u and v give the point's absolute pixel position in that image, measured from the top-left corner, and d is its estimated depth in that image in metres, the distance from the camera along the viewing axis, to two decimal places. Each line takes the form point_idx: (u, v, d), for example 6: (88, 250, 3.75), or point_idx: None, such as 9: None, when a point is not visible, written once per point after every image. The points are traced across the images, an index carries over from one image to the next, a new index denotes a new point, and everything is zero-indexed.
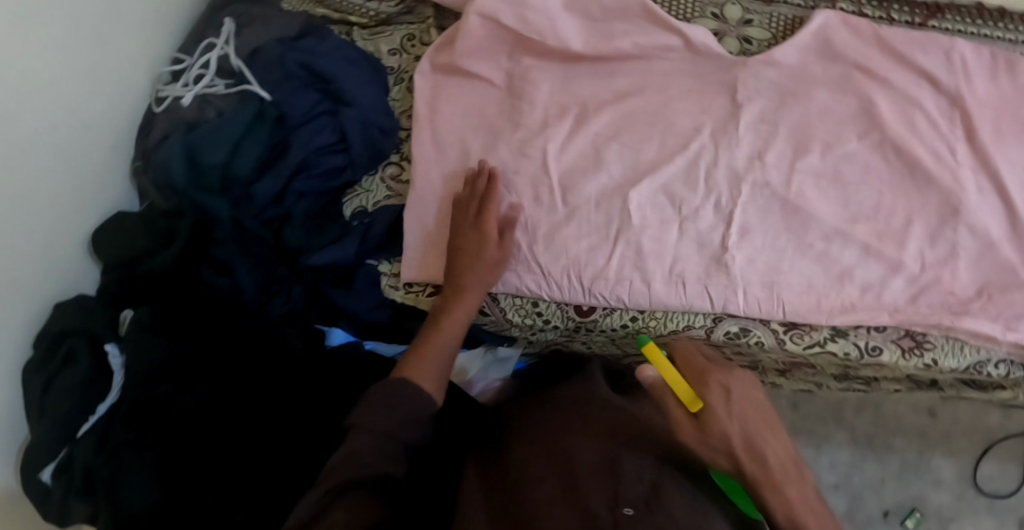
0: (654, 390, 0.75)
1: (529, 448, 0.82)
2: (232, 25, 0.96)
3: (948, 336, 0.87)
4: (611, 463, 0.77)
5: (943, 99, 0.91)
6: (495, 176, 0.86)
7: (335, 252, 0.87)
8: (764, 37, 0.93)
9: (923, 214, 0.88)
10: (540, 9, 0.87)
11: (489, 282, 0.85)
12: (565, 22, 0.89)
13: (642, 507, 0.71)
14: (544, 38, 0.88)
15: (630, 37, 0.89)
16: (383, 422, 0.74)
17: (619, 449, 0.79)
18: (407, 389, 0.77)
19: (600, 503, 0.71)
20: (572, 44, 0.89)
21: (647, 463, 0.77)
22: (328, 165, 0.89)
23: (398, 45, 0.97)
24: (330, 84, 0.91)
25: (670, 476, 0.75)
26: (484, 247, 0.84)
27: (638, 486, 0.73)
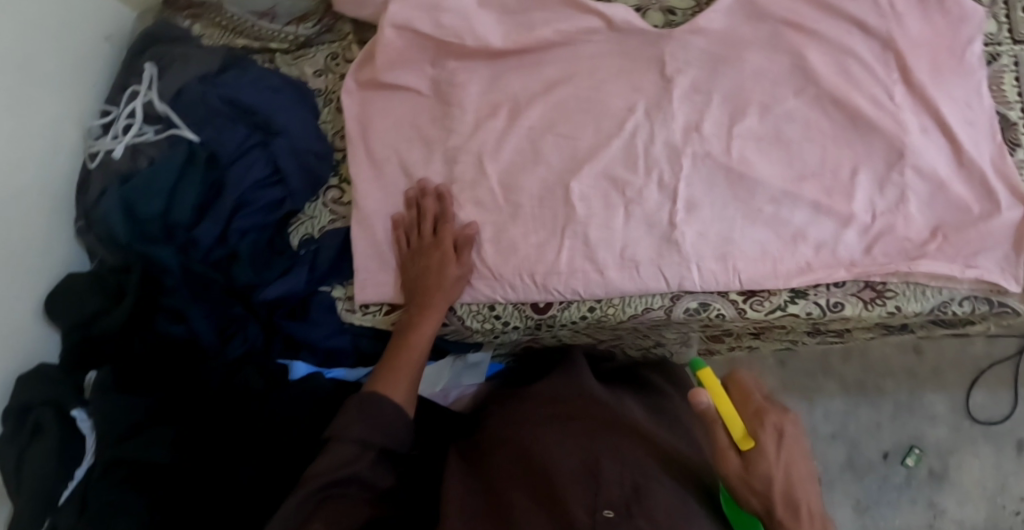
0: (706, 418, 0.74)
1: (507, 451, 0.82)
2: (154, 69, 0.95)
3: (907, 281, 0.86)
4: (594, 466, 0.77)
5: (875, 44, 0.90)
6: (444, 195, 0.87)
7: (285, 284, 0.86)
8: (687, 5, 0.91)
9: (869, 162, 0.87)
10: (455, 10, 0.86)
11: (452, 297, 0.85)
12: (483, 20, 0.87)
13: (621, 509, 0.72)
14: (463, 39, 0.87)
15: (551, 25, 0.88)
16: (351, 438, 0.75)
17: (601, 446, 0.80)
18: (378, 400, 0.77)
19: (578, 505, 0.72)
20: (492, 40, 0.87)
21: (629, 459, 0.79)
22: (266, 199, 0.88)
23: (323, 66, 0.96)
24: (257, 116, 0.89)
25: (650, 473, 0.77)
26: (440, 260, 0.84)
27: (620, 487, 0.75)
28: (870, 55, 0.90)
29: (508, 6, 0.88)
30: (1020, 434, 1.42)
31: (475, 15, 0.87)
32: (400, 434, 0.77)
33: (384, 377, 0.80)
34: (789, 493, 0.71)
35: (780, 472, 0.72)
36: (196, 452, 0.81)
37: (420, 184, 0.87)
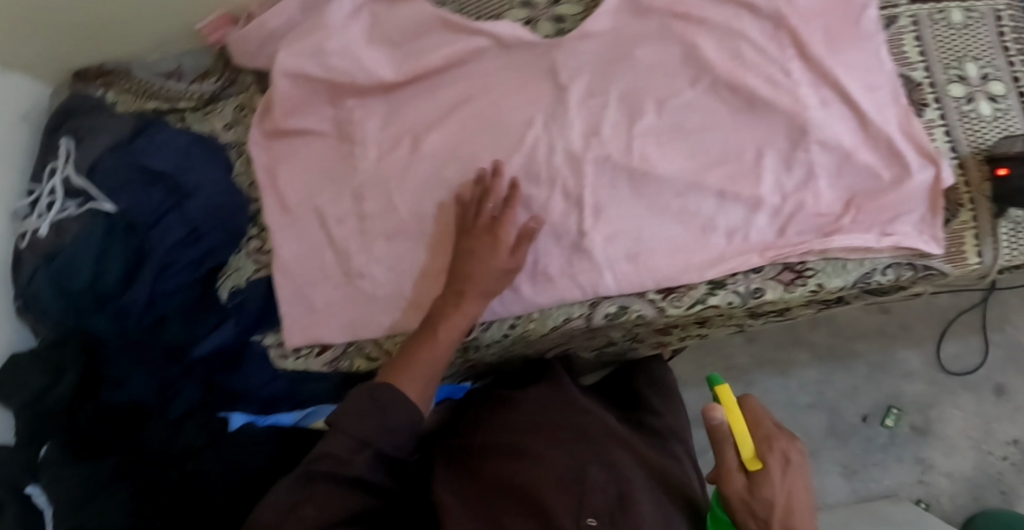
0: (715, 437, 0.72)
1: (494, 462, 0.82)
2: (70, 143, 0.96)
3: (826, 258, 0.85)
4: (582, 472, 0.78)
5: (766, 23, 0.90)
6: (515, 183, 0.84)
7: (217, 338, 0.90)
8: (576, 11, 0.91)
9: (773, 143, 0.87)
10: (338, 51, 0.87)
11: (491, 290, 0.84)
12: (370, 54, 0.88)
13: (607, 515, 0.74)
14: (353, 78, 0.88)
15: (438, 50, 0.88)
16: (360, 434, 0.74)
17: (593, 452, 0.81)
18: (394, 393, 0.78)
19: (565, 513, 0.73)
20: (380, 73, 0.88)
21: (617, 465, 0.80)
22: (187, 259, 0.90)
23: (231, 119, 0.97)
24: (168, 178, 0.90)
25: (637, 481, 0.79)
26: (490, 253, 0.82)
27: (605, 492, 0.76)
28: (759, 36, 0.89)
29: (393, 38, 0.89)
30: (997, 380, 1.43)
31: (360, 51, 0.88)
32: (402, 438, 0.77)
33: (399, 370, 0.80)
34: (788, 521, 0.68)
35: (783, 496, 0.69)
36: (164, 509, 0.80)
37: (494, 163, 0.85)
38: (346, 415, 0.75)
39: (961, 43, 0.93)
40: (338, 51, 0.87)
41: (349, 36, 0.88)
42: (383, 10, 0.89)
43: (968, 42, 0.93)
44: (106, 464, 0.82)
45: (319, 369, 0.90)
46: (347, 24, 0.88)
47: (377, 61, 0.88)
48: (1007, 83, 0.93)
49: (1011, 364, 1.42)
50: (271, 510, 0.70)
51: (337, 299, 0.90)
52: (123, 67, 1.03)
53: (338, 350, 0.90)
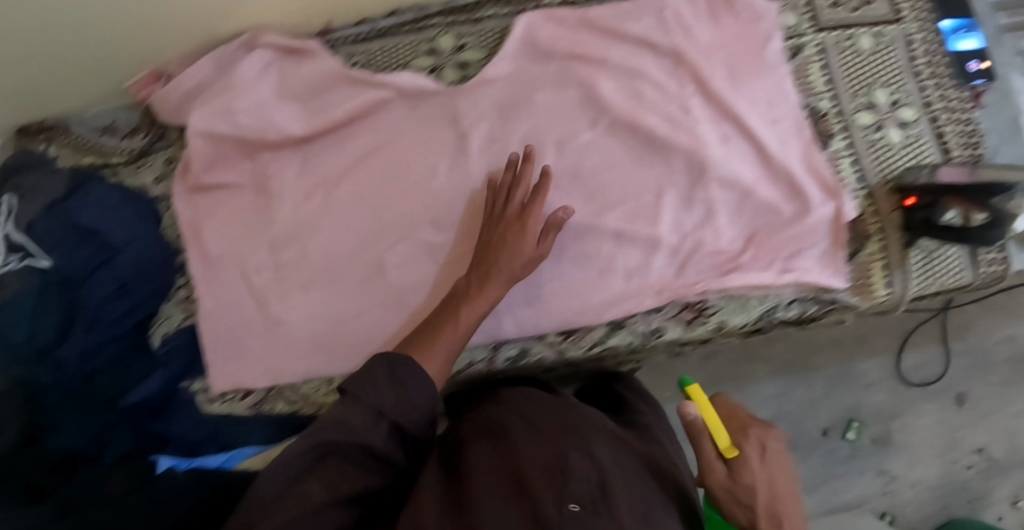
0: (690, 433, 0.68)
1: (472, 449, 0.74)
2: (12, 201, 0.94)
3: (726, 296, 0.86)
4: (562, 460, 0.70)
5: (665, 61, 0.90)
6: (547, 172, 0.82)
7: (150, 385, 0.94)
8: (479, 58, 0.93)
9: (672, 182, 0.87)
10: (247, 109, 0.91)
11: (517, 277, 0.81)
12: (279, 110, 0.91)
13: (591, 504, 0.65)
14: (264, 133, 0.91)
15: (345, 103, 0.91)
16: (377, 405, 0.70)
17: (573, 441, 0.72)
18: (409, 365, 0.73)
19: (545, 501, 0.65)
20: (290, 128, 0.91)
21: (599, 455, 0.71)
22: (119, 311, 0.94)
23: (162, 172, 1.01)
24: (99, 235, 0.94)
25: (620, 474, 0.70)
26: (515, 239, 0.80)
27: (587, 480, 0.68)
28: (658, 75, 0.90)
29: (301, 93, 0.92)
30: (958, 388, 1.42)
31: (270, 107, 0.91)
32: (416, 413, 0.72)
33: (421, 346, 0.76)
34: (773, 506, 0.65)
35: (763, 482, 0.66)
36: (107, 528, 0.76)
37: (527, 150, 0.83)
38: (362, 383, 0.71)
39: (869, 68, 0.93)
40: (248, 107, 0.91)
41: (259, 93, 0.91)
42: (291, 68, 0.92)
43: (877, 68, 0.93)
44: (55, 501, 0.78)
45: (243, 412, 0.95)
46: (257, 81, 0.91)
47: (287, 116, 0.91)
48: (917, 109, 0.92)
49: (972, 372, 1.42)
50: (268, 484, 0.66)
51: (256, 345, 0.93)
52: (63, 121, 1.06)
53: (259, 394, 0.94)
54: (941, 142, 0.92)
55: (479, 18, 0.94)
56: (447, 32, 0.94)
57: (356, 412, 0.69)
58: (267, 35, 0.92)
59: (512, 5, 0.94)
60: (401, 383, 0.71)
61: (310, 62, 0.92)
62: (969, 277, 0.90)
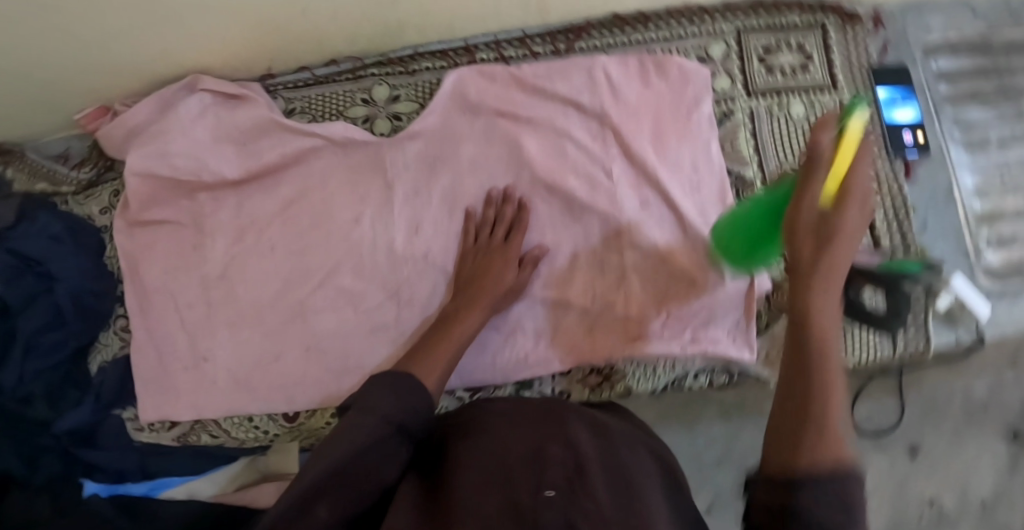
0: (809, 151, 0.57)
1: (453, 448, 0.65)
2: None
3: (635, 363, 0.88)
4: (538, 449, 0.61)
5: (592, 121, 0.91)
6: (523, 206, 0.88)
7: (78, 415, 0.95)
8: (411, 109, 0.95)
9: (588, 245, 0.88)
10: (180, 153, 0.93)
11: (497, 304, 0.83)
12: (212, 155, 0.93)
13: (567, 488, 0.56)
14: (199, 176, 0.93)
15: (277, 149, 0.93)
16: (378, 423, 0.63)
17: (550, 429, 0.64)
18: (407, 382, 0.69)
19: (517, 489, 0.56)
20: (221, 172, 0.93)
21: (581, 440, 0.63)
22: (48, 344, 0.95)
23: (108, 204, 1.05)
24: (37, 265, 0.96)
25: (606, 458, 0.62)
26: (500, 271, 0.83)
27: (564, 466, 0.58)
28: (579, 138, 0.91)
29: (236, 137, 0.94)
30: (911, 439, 1.13)
31: (203, 153, 0.93)
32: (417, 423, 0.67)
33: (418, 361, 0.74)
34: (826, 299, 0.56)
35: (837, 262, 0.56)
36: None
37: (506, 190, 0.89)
38: (364, 401, 0.66)
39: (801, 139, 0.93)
40: (182, 155, 0.93)
41: (193, 135, 0.93)
42: (225, 112, 0.94)
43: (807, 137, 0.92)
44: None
45: (168, 442, 0.97)
46: (192, 125, 0.93)
47: (218, 161, 0.93)
48: None
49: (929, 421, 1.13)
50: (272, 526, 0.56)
51: (183, 382, 0.93)
52: (20, 147, 1.09)
53: (185, 426, 0.96)
54: (867, 216, 0.91)
55: (415, 70, 0.96)
56: (381, 82, 0.96)
57: (361, 439, 0.62)
58: (206, 80, 0.93)
59: (447, 59, 0.95)
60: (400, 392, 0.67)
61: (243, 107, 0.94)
62: (887, 351, 0.90)
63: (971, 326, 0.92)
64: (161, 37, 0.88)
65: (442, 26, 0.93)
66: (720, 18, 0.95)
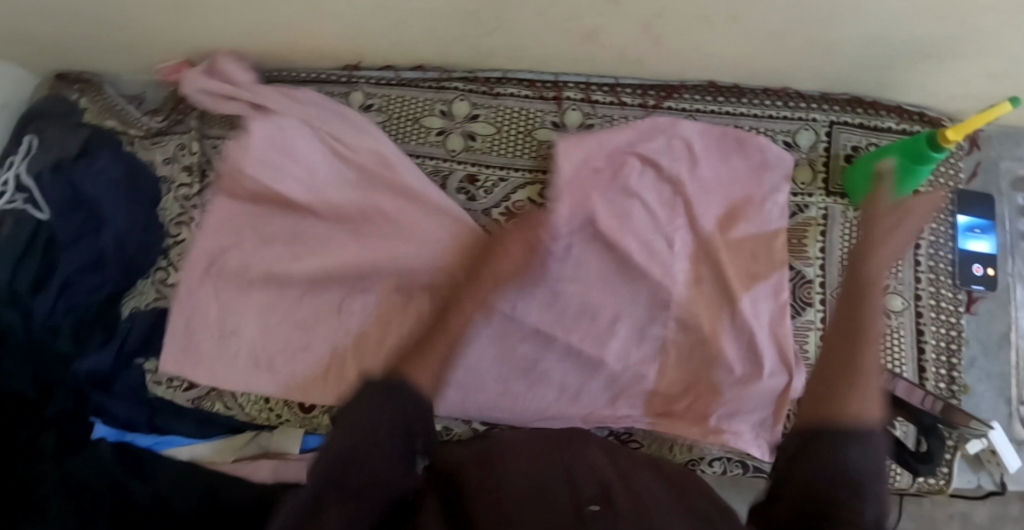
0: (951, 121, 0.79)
1: (468, 474, 0.65)
2: (32, 141, 1.06)
3: (651, 435, 0.90)
4: (566, 472, 0.63)
5: (665, 185, 0.89)
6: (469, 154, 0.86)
7: (95, 358, 0.98)
8: (488, 132, 0.94)
9: (632, 309, 0.87)
10: (274, 155, 0.91)
11: (500, 270, 0.77)
12: (302, 166, 0.92)
13: (606, 501, 0.58)
14: (281, 182, 0.91)
15: (364, 180, 0.92)
16: (378, 412, 0.61)
17: (569, 456, 0.67)
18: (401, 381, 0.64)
19: (560, 503, 0.59)
20: (300, 190, 0.92)
21: (600, 466, 0.65)
22: (86, 285, 0.99)
23: (171, 155, 1.05)
24: (91, 204, 1.00)
25: (629, 479, 0.63)
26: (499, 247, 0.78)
27: (594, 485, 0.61)
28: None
29: (330, 160, 0.93)
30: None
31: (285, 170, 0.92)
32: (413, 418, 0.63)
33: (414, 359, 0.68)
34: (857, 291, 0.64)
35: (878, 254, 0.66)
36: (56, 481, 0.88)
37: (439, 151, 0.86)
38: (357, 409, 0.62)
39: None
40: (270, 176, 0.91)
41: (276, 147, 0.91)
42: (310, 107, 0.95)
43: None
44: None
45: (182, 403, 0.98)
46: (277, 140, 0.91)
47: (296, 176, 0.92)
48: (906, 300, 0.89)
49: None
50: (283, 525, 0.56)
51: (210, 349, 0.94)
52: (99, 78, 1.12)
53: (202, 391, 0.97)
54: (920, 343, 0.88)
55: (500, 94, 0.95)
56: (463, 98, 0.95)
57: (359, 437, 0.60)
58: (315, 95, 0.95)
59: (533, 89, 0.94)
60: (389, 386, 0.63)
61: (330, 124, 0.94)
62: (907, 483, 0.86)
63: (995, 473, 0.89)
64: (258, 14, 0.89)
65: (536, 57, 0.91)
66: (816, 107, 0.92)
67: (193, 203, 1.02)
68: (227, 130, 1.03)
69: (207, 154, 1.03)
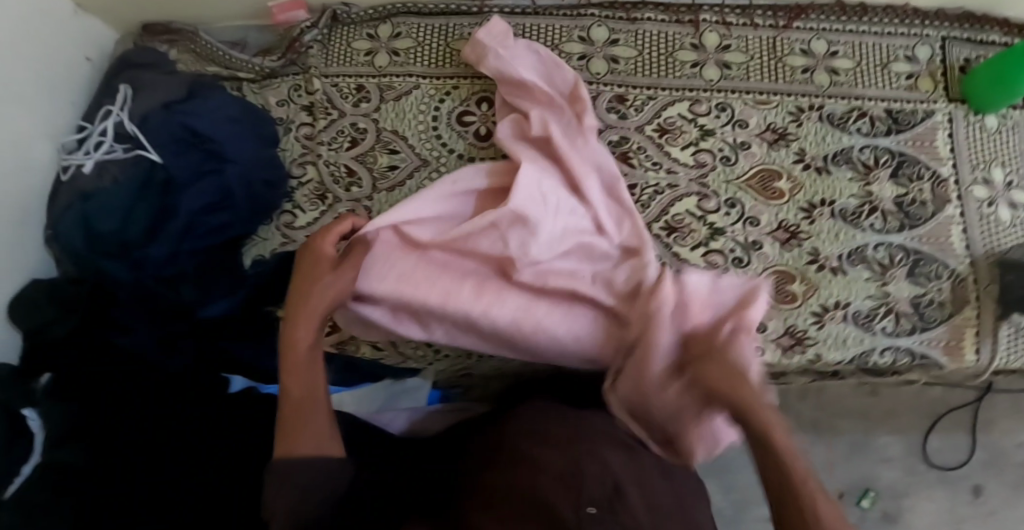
0: None
1: (483, 477, 0.71)
2: (128, 91, 1.00)
3: (825, 329, 0.89)
4: (575, 469, 0.68)
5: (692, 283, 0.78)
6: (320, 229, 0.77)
7: (228, 303, 0.93)
8: (629, 55, 0.96)
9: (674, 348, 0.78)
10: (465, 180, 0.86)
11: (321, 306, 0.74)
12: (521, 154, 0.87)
13: (606, 505, 0.65)
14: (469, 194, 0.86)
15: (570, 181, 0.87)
16: (324, 473, 0.67)
17: (584, 449, 0.71)
18: (296, 464, 0.66)
19: (566, 504, 0.65)
20: (540, 258, 0.81)
21: (613, 463, 0.70)
22: (212, 224, 0.93)
23: (286, 96, 1.01)
24: (211, 144, 0.94)
25: (635, 481, 0.70)
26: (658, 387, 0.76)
27: (603, 483, 0.67)
28: (787, 116, 0.95)
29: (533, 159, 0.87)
30: (975, 480, 1.23)
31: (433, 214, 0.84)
32: (330, 484, 0.68)
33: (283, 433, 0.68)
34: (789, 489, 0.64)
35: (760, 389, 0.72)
36: (118, 459, 0.83)
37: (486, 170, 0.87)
38: (281, 485, 0.66)
39: (993, 147, 0.96)
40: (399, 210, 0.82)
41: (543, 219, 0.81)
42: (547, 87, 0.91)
43: (997, 148, 0.96)
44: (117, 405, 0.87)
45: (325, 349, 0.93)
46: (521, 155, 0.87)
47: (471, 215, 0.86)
48: None
49: (991, 467, 1.22)
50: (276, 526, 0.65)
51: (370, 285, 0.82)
52: (192, 27, 1.08)
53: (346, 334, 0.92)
54: None
55: (637, 19, 0.97)
56: (601, 24, 0.97)
57: (312, 484, 0.67)
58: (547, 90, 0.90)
59: (670, 13, 0.97)
60: (291, 480, 0.66)
61: (574, 134, 0.89)
62: None
63: None
64: None
65: None
66: (929, 24, 0.98)
67: (318, 140, 0.98)
68: (346, 66, 1.00)
69: (327, 92, 0.99)
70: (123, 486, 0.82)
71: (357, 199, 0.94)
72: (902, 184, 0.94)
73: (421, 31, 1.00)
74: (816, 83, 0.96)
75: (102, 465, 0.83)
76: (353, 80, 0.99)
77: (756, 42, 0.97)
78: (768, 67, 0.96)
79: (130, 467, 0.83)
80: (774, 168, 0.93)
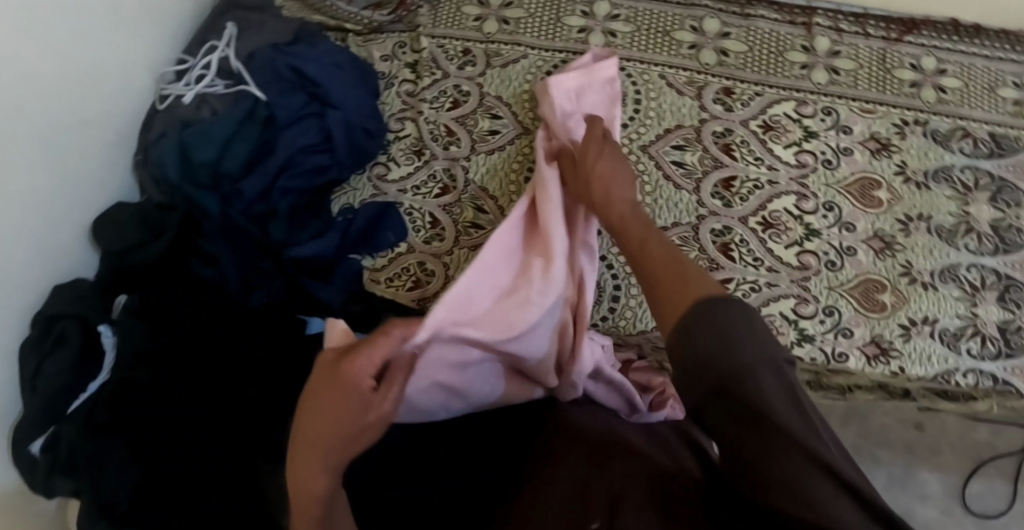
0: None
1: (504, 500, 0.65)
2: (234, 29, 1.00)
3: (913, 343, 0.86)
4: (582, 491, 0.62)
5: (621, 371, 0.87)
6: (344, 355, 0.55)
7: (317, 244, 0.90)
8: (741, 49, 0.97)
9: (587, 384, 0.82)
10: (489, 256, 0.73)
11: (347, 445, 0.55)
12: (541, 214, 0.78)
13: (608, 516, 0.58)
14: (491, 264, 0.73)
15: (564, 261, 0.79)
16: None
17: (593, 466, 0.65)
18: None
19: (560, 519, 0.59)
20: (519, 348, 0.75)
21: (615, 476, 0.63)
22: (311, 163, 0.93)
23: (390, 52, 1.03)
24: (317, 87, 0.94)
25: (653, 486, 0.61)
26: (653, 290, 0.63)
27: (605, 497, 0.60)
28: (891, 127, 0.95)
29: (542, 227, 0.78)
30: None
31: (481, 286, 0.71)
32: None
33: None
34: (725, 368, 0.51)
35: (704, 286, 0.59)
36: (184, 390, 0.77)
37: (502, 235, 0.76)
38: None
39: None
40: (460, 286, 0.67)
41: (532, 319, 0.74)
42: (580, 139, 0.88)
43: None
44: (193, 335, 0.81)
45: (404, 302, 0.91)
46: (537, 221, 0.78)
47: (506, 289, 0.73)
48: None
49: None
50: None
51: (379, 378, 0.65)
52: None
53: (429, 291, 0.91)
54: None
55: (751, 16, 1.00)
56: (715, 16, 1.00)
57: None
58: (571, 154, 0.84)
59: (783, 14, 1.00)
60: None
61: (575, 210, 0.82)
62: None
63: None
64: None
65: None
66: None
67: (420, 97, 0.99)
68: (454, 29, 1.02)
69: (432, 52, 1.01)
70: (190, 429, 0.74)
71: (454, 157, 0.96)
72: (1000, 208, 0.92)
73: (534, 4, 1.01)
74: (923, 98, 0.96)
75: (167, 394, 0.76)
76: (460, 43, 1.01)
77: (866, 51, 0.98)
78: (877, 76, 0.96)
79: (196, 401, 0.76)
80: (875, 178, 0.93)
